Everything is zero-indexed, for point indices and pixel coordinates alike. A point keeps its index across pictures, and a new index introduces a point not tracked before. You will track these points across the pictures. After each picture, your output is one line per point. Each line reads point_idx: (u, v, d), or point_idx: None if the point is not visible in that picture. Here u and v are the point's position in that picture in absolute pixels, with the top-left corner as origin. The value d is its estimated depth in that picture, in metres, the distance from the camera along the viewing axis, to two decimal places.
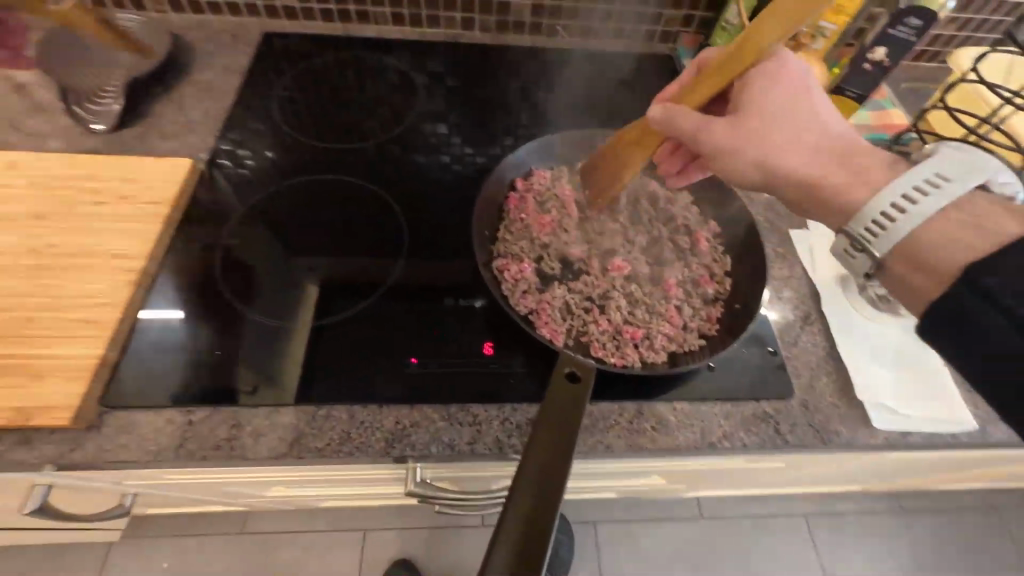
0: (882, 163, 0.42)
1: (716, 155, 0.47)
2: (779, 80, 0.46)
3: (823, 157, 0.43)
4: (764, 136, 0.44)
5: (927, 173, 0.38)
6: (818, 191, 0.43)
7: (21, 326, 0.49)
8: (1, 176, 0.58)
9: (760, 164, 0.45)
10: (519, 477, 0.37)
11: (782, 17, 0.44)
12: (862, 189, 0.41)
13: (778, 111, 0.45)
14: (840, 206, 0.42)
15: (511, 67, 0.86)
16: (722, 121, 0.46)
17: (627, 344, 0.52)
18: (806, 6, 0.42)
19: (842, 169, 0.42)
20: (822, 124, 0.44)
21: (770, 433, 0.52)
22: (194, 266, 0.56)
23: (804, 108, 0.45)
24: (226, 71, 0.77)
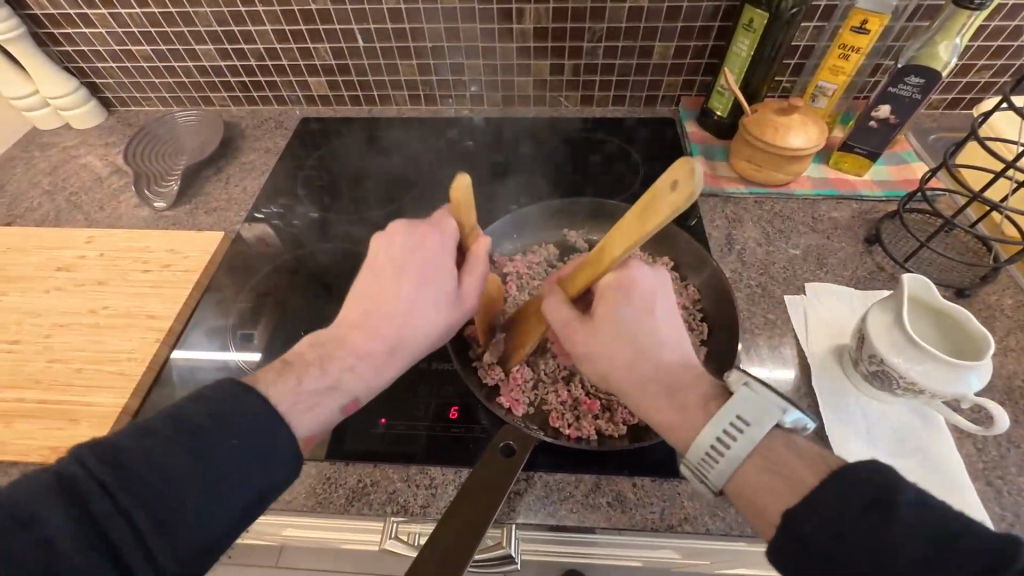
0: (704, 396, 0.41)
1: (579, 356, 0.46)
2: (629, 295, 0.44)
3: (658, 387, 0.42)
4: (611, 351, 0.44)
5: (724, 418, 0.37)
6: (645, 412, 0.42)
7: (71, 376, 0.59)
8: (82, 248, 0.72)
9: (605, 376, 0.45)
10: (439, 531, 0.41)
11: (628, 233, 0.42)
12: (687, 429, 0.40)
13: (624, 327, 0.44)
14: (675, 440, 0.41)
15: (515, 139, 0.92)
16: (580, 330, 0.45)
17: (582, 417, 0.53)
18: (642, 224, 0.40)
19: (669, 406, 0.41)
20: (660, 346, 0.43)
21: (740, 519, 0.48)
22: (213, 326, 0.66)
23: (651, 325, 0.44)
24: (267, 153, 0.90)
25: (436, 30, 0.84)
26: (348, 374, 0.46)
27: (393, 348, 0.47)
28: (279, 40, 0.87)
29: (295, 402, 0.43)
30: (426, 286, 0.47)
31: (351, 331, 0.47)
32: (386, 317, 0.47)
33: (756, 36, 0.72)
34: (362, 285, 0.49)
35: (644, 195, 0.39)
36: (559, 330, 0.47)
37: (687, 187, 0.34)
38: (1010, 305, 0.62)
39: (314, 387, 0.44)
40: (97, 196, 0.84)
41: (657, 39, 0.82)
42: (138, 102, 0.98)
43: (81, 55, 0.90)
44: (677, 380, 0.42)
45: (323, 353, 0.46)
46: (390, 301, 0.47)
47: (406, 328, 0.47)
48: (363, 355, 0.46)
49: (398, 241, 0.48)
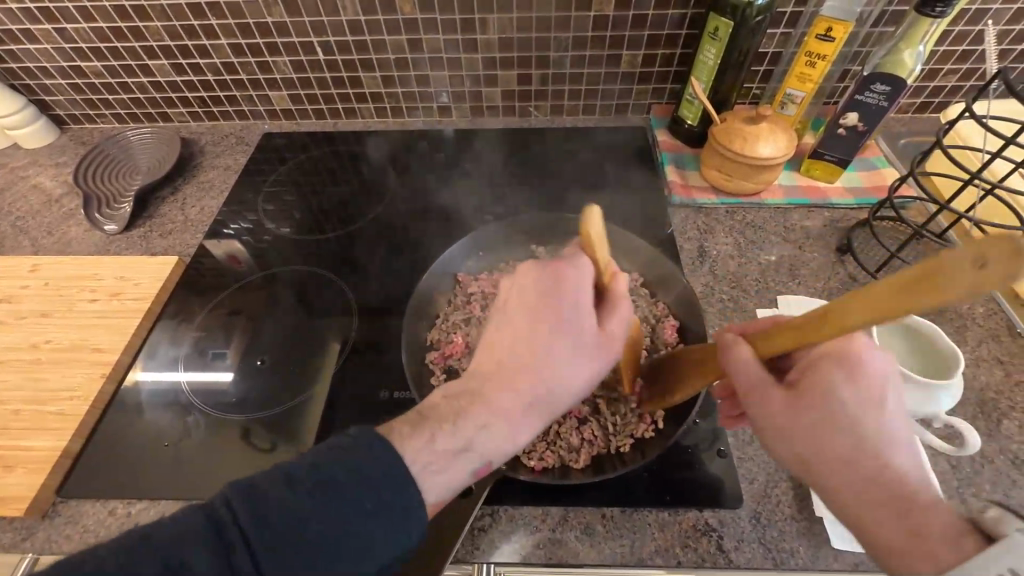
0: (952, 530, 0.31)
1: (765, 426, 0.39)
2: (852, 379, 0.37)
3: (877, 495, 0.33)
4: (816, 436, 0.36)
5: (996, 566, 0.28)
6: (856, 518, 0.34)
7: (7, 419, 0.56)
8: (25, 278, 0.68)
9: (801, 458, 0.37)
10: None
11: (873, 300, 0.32)
12: (921, 558, 0.30)
13: (839, 415, 0.36)
14: (889, 560, 0.32)
15: (486, 151, 0.89)
16: (778, 399, 0.38)
17: (547, 442, 0.51)
18: (906, 295, 0.29)
19: (899, 525, 0.32)
20: (884, 448, 0.35)
21: (712, 550, 0.46)
22: (161, 357, 0.63)
23: (877, 426, 0.35)
24: (227, 171, 0.87)
25: (398, 41, 0.82)
26: (484, 433, 0.39)
27: (534, 404, 0.41)
28: (236, 53, 0.84)
29: (432, 462, 0.37)
30: (573, 335, 0.41)
31: (492, 385, 0.40)
32: (532, 371, 0.40)
33: (722, 44, 0.70)
34: (498, 330, 0.42)
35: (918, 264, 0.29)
36: (745, 393, 0.40)
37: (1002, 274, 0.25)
38: (981, 313, 0.62)
39: (450, 446, 0.38)
40: (46, 220, 0.80)
41: (625, 47, 0.80)
42: (92, 120, 0.94)
43: (27, 73, 0.86)
44: (914, 501, 0.32)
45: (458, 407, 0.39)
46: (544, 348, 0.41)
47: (554, 386, 0.41)
48: (500, 413, 0.40)
49: (533, 285, 0.42)
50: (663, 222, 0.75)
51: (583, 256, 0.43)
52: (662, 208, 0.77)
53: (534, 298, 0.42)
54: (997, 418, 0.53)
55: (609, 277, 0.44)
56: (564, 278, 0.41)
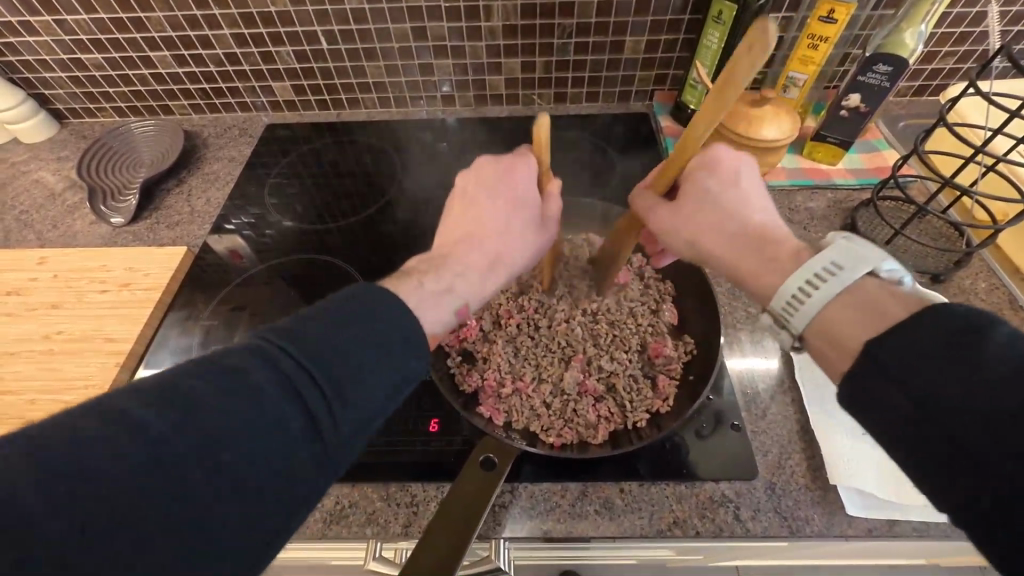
0: (798, 252, 0.39)
1: (659, 233, 0.46)
2: (717, 170, 0.43)
3: (744, 244, 0.41)
4: (696, 219, 0.43)
5: (817, 265, 0.36)
6: (736, 270, 0.41)
7: (23, 409, 0.56)
8: (33, 270, 0.68)
9: (687, 244, 0.44)
10: (419, 551, 0.39)
11: (704, 112, 0.38)
12: (776, 274, 0.39)
13: (709, 200, 0.43)
14: (759, 293, 0.40)
15: (491, 139, 0.90)
16: (663, 210, 0.45)
17: (564, 420, 0.51)
18: (725, 96, 0.36)
19: (762, 260, 0.40)
20: (748, 210, 0.42)
21: (729, 519, 0.47)
22: (175, 346, 0.63)
23: (741, 189, 0.43)
24: (232, 162, 0.87)
25: (403, 30, 0.82)
26: (459, 280, 0.44)
27: (500, 261, 0.46)
28: (239, 44, 0.84)
29: (420, 301, 0.41)
30: (523, 206, 0.46)
31: (455, 249, 0.45)
32: (489, 222, 0.46)
33: (725, 27, 0.71)
34: (450, 221, 0.48)
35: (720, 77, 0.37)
36: (643, 215, 0.47)
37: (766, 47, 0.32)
38: (984, 289, 0.63)
39: (434, 288, 0.42)
40: (50, 214, 0.79)
41: (628, 34, 0.81)
42: (93, 114, 0.94)
43: (26, 65, 0.85)
44: (771, 240, 0.40)
45: (430, 266, 0.44)
46: (501, 204, 0.46)
47: (511, 247, 0.46)
48: (473, 266, 0.45)
49: (492, 172, 0.47)
50: None
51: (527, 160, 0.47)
52: None
53: (484, 179, 0.47)
54: None
55: (548, 178, 0.48)
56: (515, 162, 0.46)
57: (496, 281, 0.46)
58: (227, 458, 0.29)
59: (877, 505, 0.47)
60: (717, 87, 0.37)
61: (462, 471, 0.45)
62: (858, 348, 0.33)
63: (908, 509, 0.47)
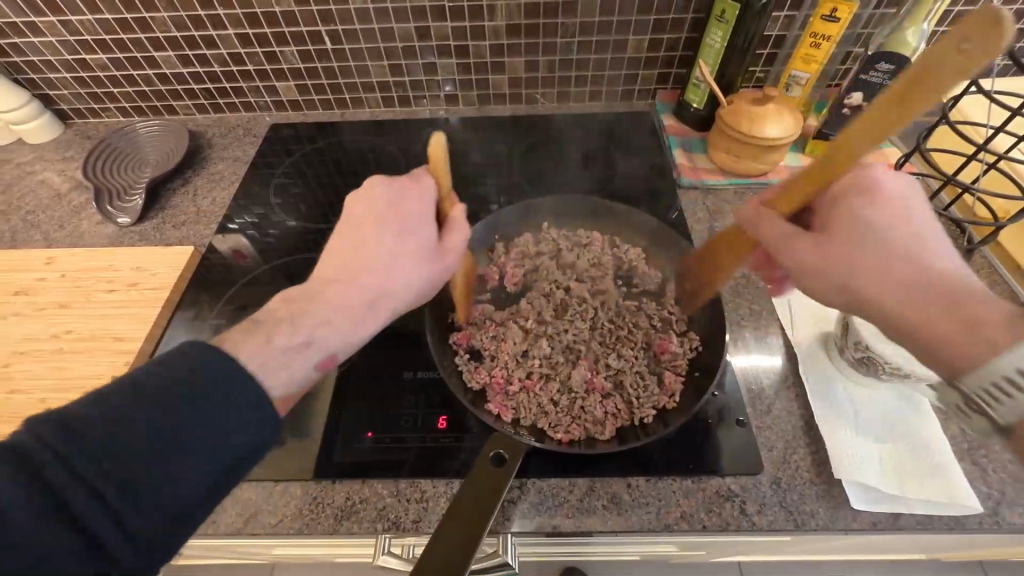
0: (1002, 313, 0.36)
1: (801, 269, 0.44)
2: (875, 203, 0.43)
3: (931, 296, 0.38)
4: (873, 266, 0.41)
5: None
6: (906, 330, 0.39)
7: (34, 408, 0.56)
8: (41, 270, 0.68)
9: (844, 288, 0.42)
10: (432, 546, 0.40)
11: (867, 123, 0.37)
12: (979, 349, 0.36)
13: (871, 237, 0.42)
14: (949, 355, 0.37)
15: (494, 138, 0.90)
16: (806, 246, 0.44)
17: (572, 417, 0.52)
18: (898, 111, 0.36)
19: (947, 316, 0.37)
20: (931, 257, 0.40)
21: (735, 513, 0.48)
22: (183, 344, 0.63)
23: (922, 241, 0.41)
24: (236, 162, 0.87)
25: (406, 29, 0.82)
26: (321, 328, 0.43)
27: (380, 302, 0.44)
28: (243, 44, 0.84)
29: (270, 358, 0.40)
30: (405, 237, 0.45)
31: (326, 287, 0.44)
32: (370, 256, 0.45)
33: (728, 26, 0.71)
34: (334, 244, 0.46)
35: (895, 84, 0.36)
36: (774, 244, 0.45)
37: (989, 46, 0.30)
38: (986, 285, 0.63)
39: (291, 343, 0.41)
40: (56, 214, 0.80)
41: (632, 33, 0.81)
42: (97, 114, 0.94)
43: (31, 66, 0.85)
44: (961, 300, 0.37)
45: (294, 310, 0.43)
46: (376, 241, 0.45)
47: (395, 281, 0.45)
48: (346, 311, 0.43)
49: (374, 199, 0.46)
50: (672, 204, 0.77)
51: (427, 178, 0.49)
52: (670, 190, 0.79)
53: (371, 215, 0.45)
54: None
55: (449, 203, 0.51)
56: (390, 189, 0.47)
57: (374, 325, 0.45)
58: (69, 534, 0.30)
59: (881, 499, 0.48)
60: (893, 89, 0.36)
61: (473, 468, 0.45)
62: None
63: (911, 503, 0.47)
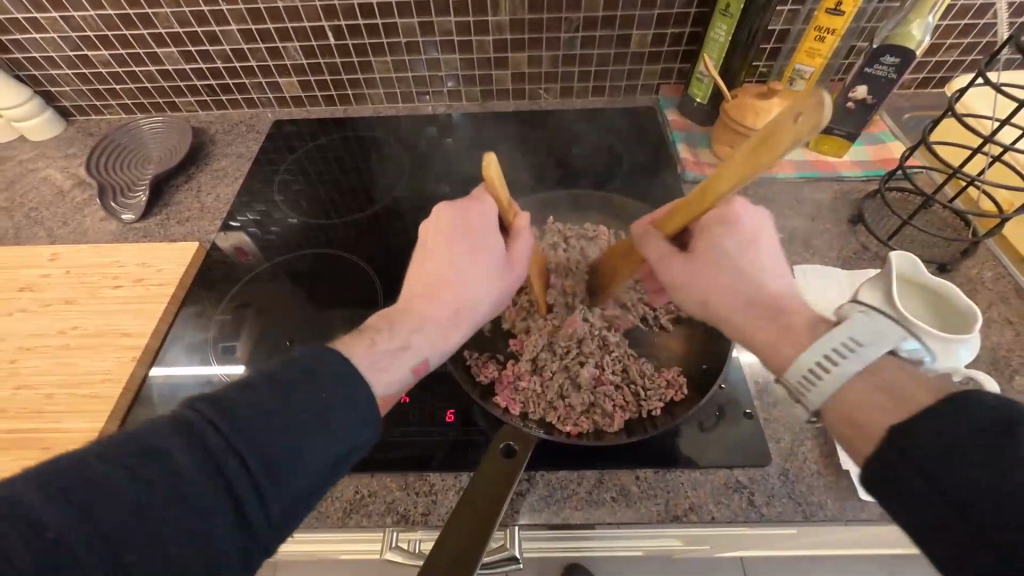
0: (811, 319, 0.41)
1: (671, 286, 0.48)
2: (740, 232, 0.45)
3: (759, 312, 0.43)
4: (714, 284, 0.45)
5: (836, 337, 0.37)
6: (752, 340, 0.43)
7: (42, 403, 0.56)
8: (46, 266, 0.68)
9: (704, 304, 0.45)
10: (444, 538, 0.40)
11: (737, 167, 0.39)
12: (789, 345, 0.40)
13: (730, 265, 0.44)
14: (774, 360, 0.41)
15: (497, 133, 0.90)
16: (679, 264, 0.46)
17: (581, 409, 0.52)
18: (757, 158, 0.37)
19: (774, 324, 0.42)
20: (780, 286, 0.44)
21: (743, 505, 0.48)
22: (190, 340, 0.63)
23: (758, 255, 0.45)
24: (240, 158, 0.87)
25: (410, 25, 0.82)
26: (416, 334, 0.44)
27: (464, 312, 0.46)
28: (246, 39, 0.84)
29: (371, 362, 0.41)
30: (480, 253, 0.46)
31: (417, 301, 0.45)
32: (451, 267, 0.46)
33: (732, 20, 0.71)
34: (423, 255, 0.47)
35: (762, 128, 0.37)
36: (655, 263, 0.48)
37: (817, 118, 0.32)
38: (990, 277, 0.64)
39: (388, 347, 0.42)
40: (60, 211, 0.80)
41: (635, 28, 0.81)
42: (99, 111, 0.94)
43: (33, 63, 0.85)
44: (785, 308, 0.42)
45: (387, 320, 0.44)
46: (449, 257, 0.46)
47: (473, 294, 0.46)
48: (441, 320, 0.45)
49: (449, 217, 0.47)
50: (676, 199, 0.77)
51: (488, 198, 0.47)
52: (674, 185, 0.79)
53: (447, 231, 0.46)
54: (1009, 375, 0.55)
55: (513, 214, 0.50)
56: (468, 210, 0.47)
57: (459, 333, 0.46)
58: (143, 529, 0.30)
59: None
60: (754, 137, 0.37)
61: (484, 460, 0.45)
62: (879, 433, 0.35)
63: None
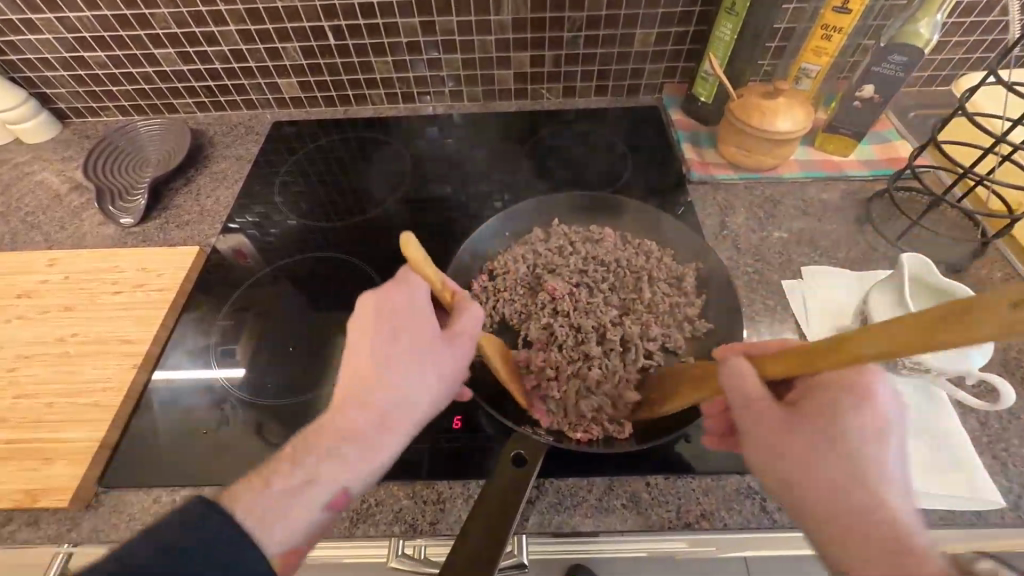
0: (922, 550, 0.31)
1: (761, 450, 0.39)
2: (858, 397, 0.38)
3: (879, 540, 0.33)
4: (808, 467, 0.37)
5: None
6: (837, 542, 0.34)
7: (42, 413, 0.55)
8: (44, 272, 0.67)
9: (789, 485, 0.38)
10: (455, 550, 0.39)
11: (889, 342, 0.33)
12: (884, 562, 0.32)
13: (838, 437, 0.37)
14: (855, 568, 0.33)
15: (500, 134, 0.89)
16: (775, 418, 0.39)
17: (590, 415, 0.51)
18: (918, 341, 0.32)
19: (880, 553, 0.32)
20: (885, 481, 0.35)
21: (756, 511, 0.48)
22: (192, 346, 0.62)
23: (862, 463, 0.36)
24: (240, 160, 0.86)
25: (411, 25, 0.81)
26: (326, 462, 0.40)
27: (391, 418, 0.42)
28: (245, 40, 0.83)
29: (264, 512, 0.36)
30: (416, 372, 0.44)
31: (333, 418, 0.41)
32: (390, 376, 0.43)
33: (738, 19, 0.71)
34: (352, 357, 0.45)
35: (919, 317, 0.32)
36: (739, 407, 0.41)
37: (1011, 324, 0.28)
38: (1000, 277, 0.63)
39: (289, 483, 0.38)
40: (57, 215, 0.78)
41: (639, 26, 0.80)
42: (96, 113, 0.93)
43: (28, 64, 0.84)
44: (897, 526, 0.33)
45: (304, 441, 0.41)
46: (376, 353, 0.44)
47: (403, 403, 0.43)
48: (350, 438, 0.41)
49: (370, 309, 0.46)
50: (682, 199, 0.76)
51: (413, 273, 0.50)
52: (679, 185, 0.78)
53: (369, 325, 0.45)
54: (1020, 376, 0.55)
55: (451, 295, 0.51)
56: (401, 319, 0.46)
57: (393, 445, 0.42)
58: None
59: None
60: (912, 317, 0.33)
61: (494, 469, 0.45)
62: None
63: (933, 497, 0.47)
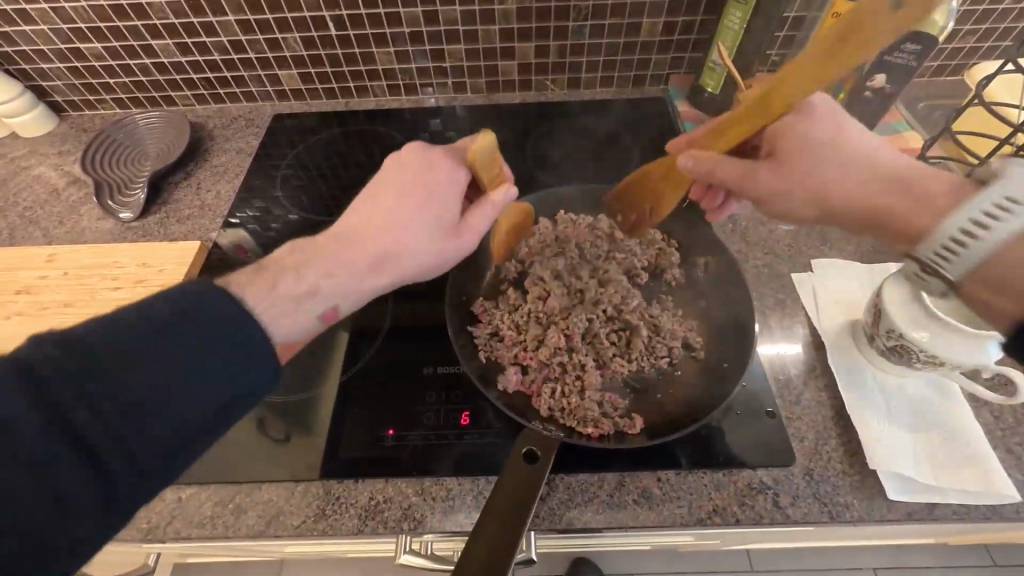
0: (944, 187, 0.41)
1: (768, 196, 0.48)
2: (818, 121, 0.48)
3: (881, 186, 0.43)
4: (816, 184, 0.46)
5: (984, 203, 0.37)
6: (885, 216, 0.43)
7: None
8: (43, 268, 0.66)
9: (813, 198, 0.46)
10: (469, 548, 0.39)
11: (813, 69, 0.42)
12: (923, 214, 0.41)
13: (828, 154, 0.46)
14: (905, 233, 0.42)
15: (503, 125, 0.88)
16: (767, 171, 0.48)
17: (601, 411, 0.51)
18: (836, 57, 0.41)
19: (904, 197, 0.42)
20: (872, 154, 0.45)
21: (768, 506, 0.47)
22: None
23: (852, 145, 0.46)
24: (240, 154, 0.85)
25: (413, 14, 0.79)
26: (327, 279, 0.43)
27: (387, 265, 0.45)
28: (244, 31, 0.81)
29: (272, 303, 0.41)
30: (428, 222, 0.47)
31: (338, 244, 0.45)
32: (401, 221, 0.46)
33: (748, 7, 0.69)
34: (377, 193, 0.47)
35: (843, 24, 0.40)
36: (728, 180, 0.49)
37: (925, 5, 0.37)
38: None
39: (295, 291, 0.42)
40: (55, 210, 0.77)
41: (646, 15, 0.79)
42: (92, 106, 0.91)
43: (23, 56, 0.82)
44: (903, 177, 0.43)
45: (302, 258, 0.44)
46: (395, 199, 0.47)
47: (409, 251, 0.46)
48: (354, 259, 0.45)
49: (404, 166, 0.48)
50: None
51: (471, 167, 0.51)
52: None
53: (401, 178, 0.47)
54: None
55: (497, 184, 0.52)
56: (436, 178, 0.48)
57: (379, 287, 0.46)
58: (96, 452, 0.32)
59: (918, 489, 0.47)
60: (822, 38, 0.41)
61: (507, 464, 0.44)
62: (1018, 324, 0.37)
63: (948, 492, 0.47)
